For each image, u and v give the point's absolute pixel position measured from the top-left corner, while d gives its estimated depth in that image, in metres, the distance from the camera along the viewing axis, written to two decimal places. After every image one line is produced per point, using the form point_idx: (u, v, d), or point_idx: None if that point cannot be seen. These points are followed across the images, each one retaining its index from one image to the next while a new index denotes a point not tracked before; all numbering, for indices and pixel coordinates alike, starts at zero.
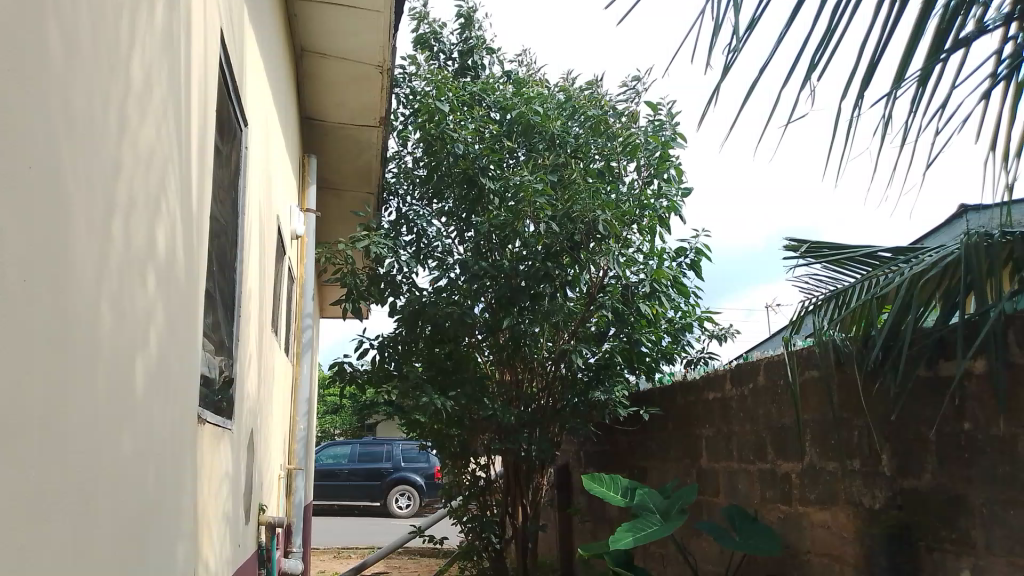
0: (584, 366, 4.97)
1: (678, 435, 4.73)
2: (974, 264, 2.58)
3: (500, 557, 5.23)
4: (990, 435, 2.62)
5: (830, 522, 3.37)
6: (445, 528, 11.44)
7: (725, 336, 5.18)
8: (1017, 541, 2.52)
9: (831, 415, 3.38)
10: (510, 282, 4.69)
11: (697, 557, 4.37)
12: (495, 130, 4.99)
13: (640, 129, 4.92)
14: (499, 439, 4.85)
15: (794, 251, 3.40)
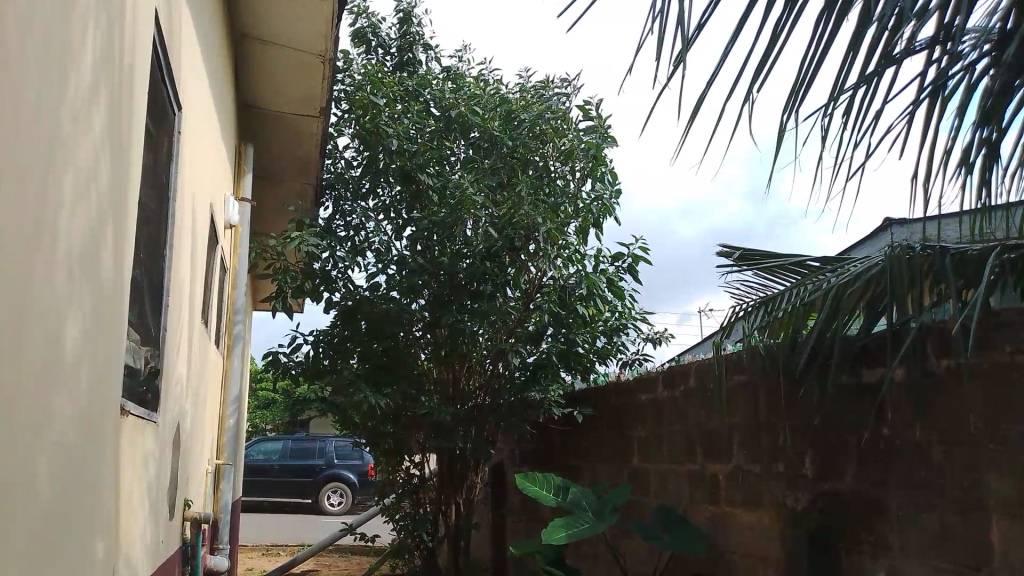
0: (522, 365, 5.03)
1: (611, 434, 4.82)
2: (897, 275, 2.68)
3: (431, 556, 5.23)
4: (908, 441, 2.73)
5: (755, 523, 3.48)
6: (379, 526, 11.35)
7: (660, 339, 5.29)
8: (929, 543, 2.63)
9: (758, 418, 3.50)
10: (451, 280, 4.76)
11: (626, 556, 4.45)
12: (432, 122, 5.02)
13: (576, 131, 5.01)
14: (433, 438, 4.91)
15: (727, 258, 3.48)
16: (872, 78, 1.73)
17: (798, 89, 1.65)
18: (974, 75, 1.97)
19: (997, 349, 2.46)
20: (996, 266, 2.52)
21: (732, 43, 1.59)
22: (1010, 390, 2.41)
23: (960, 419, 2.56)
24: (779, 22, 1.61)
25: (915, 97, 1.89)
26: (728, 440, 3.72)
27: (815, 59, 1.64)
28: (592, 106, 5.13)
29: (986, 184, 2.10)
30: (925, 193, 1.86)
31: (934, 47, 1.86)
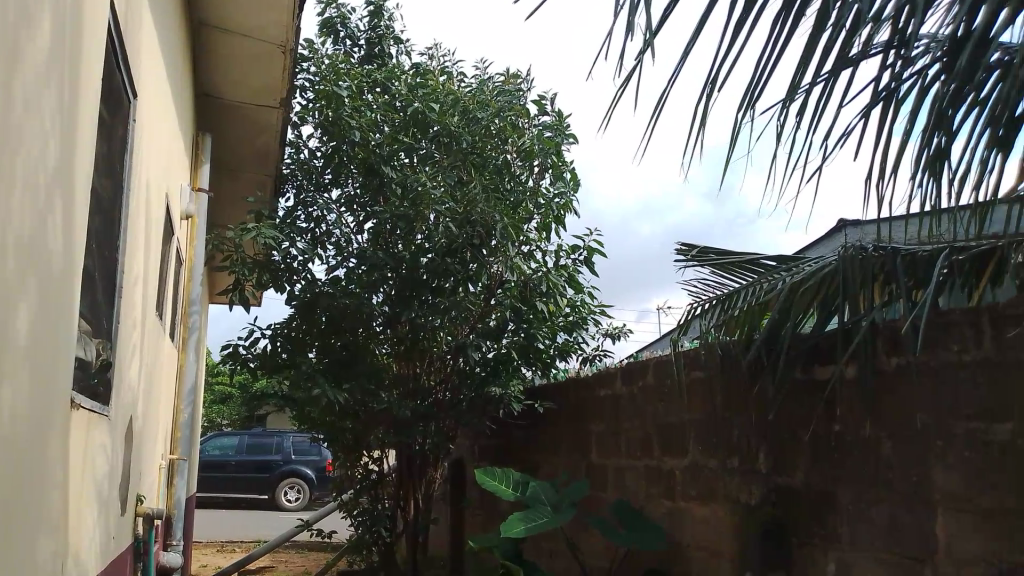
0: (482, 361, 4.97)
1: (570, 429, 4.85)
2: (848, 275, 2.76)
3: (389, 551, 5.22)
4: (858, 436, 2.80)
5: (710, 517, 3.53)
6: (336, 523, 11.29)
7: (619, 335, 5.34)
8: (877, 537, 2.70)
9: (714, 414, 3.56)
10: (412, 275, 4.76)
11: (584, 550, 4.49)
12: (396, 114, 4.95)
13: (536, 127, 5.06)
14: (392, 434, 4.88)
15: (685, 256, 3.53)
16: (826, 79, 1.77)
17: (757, 87, 1.70)
18: (926, 80, 2.01)
19: (945, 347, 2.54)
20: (944, 266, 2.61)
21: (692, 40, 1.64)
22: (956, 388, 2.49)
23: (908, 414, 2.63)
24: (736, 23, 1.67)
25: (870, 99, 1.94)
26: (684, 435, 3.77)
27: (772, 58, 1.69)
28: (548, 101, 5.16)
29: (937, 187, 2.14)
30: (876, 194, 1.90)
31: (889, 51, 1.92)
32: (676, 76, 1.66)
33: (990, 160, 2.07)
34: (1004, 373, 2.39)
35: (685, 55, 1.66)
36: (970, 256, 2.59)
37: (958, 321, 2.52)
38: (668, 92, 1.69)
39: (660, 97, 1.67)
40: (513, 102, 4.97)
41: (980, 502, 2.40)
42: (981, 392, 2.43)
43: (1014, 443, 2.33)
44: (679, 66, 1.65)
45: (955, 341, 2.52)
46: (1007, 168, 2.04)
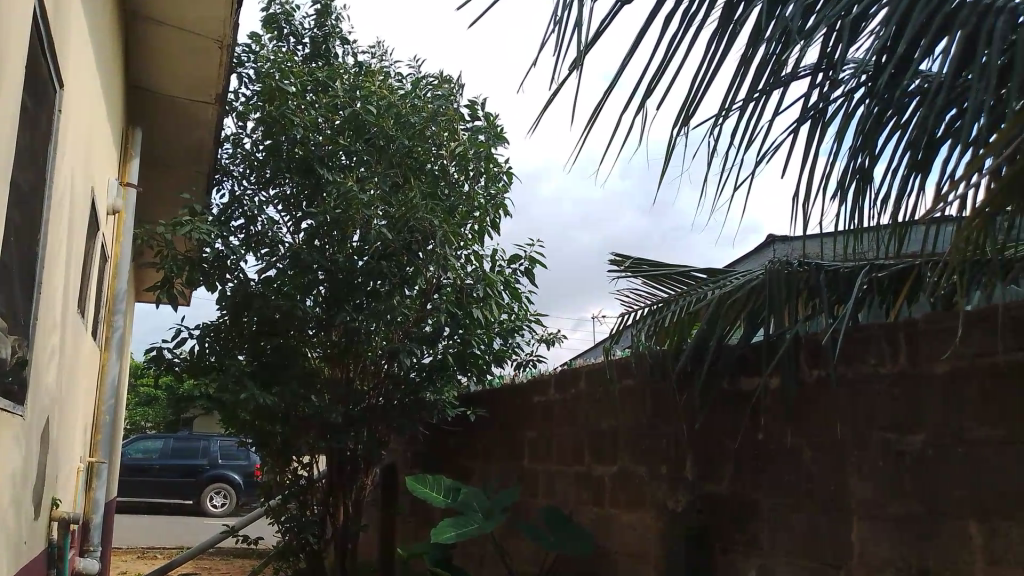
0: (417, 366, 4.98)
1: (503, 435, 4.88)
2: (775, 288, 2.86)
3: (317, 557, 5.16)
4: (781, 445, 2.89)
5: (638, 523, 3.59)
6: (265, 529, 11.06)
7: (553, 340, 5.39)
8: (796, 543, 2.79)
9: (644, 422, 3.62)
10: (346, 279, 4.72)
11: (514, 556, 4.51)
12: (331, 108, 4.86)
13: (465, 130, 5.06)
14: (323, 440, 4.82)
15: (618, 266, 3.59)
16: (756, 99, 1.84)
17: (691, 104, 1.74)
18: (851, 103, 2.10)
19: (863, 361, 2.62)
20: (865, 283, 2.74)
21: (630, 53, 1.68)
22: (873, 400, 2.58)
23: (828, 425, 2.73)
24: (672, 40, 1.72)
25: (798, 118, 2.01)
26: (614, 442, 3.83)
27: (706, 77, 1.75)
28: (479, 105, 5.17)
29: (859, 207, 2.24)
30: (801, 211, 1.98)
31: (816, 73, 2.01)
32: (613, 87, 1.69)
33: (909, 183, 2.17)
34: (916, 385, 2.45)
35: (623, 66, 1.69)
36: (889, 274, 2.71)
37: (876, 336, 2.59)
38: (603, 103, 1.72)
39: (595, 108, 1.70)
40: (447, 106, 4.95)
41: (891, 509, 2.48)
42: (894, 404, 2.51)
43: (924, 453, 2.40)
44: (615, 76, 1.69)
45: (873, 355, 2.59)
46: (924, 192, 2.15)
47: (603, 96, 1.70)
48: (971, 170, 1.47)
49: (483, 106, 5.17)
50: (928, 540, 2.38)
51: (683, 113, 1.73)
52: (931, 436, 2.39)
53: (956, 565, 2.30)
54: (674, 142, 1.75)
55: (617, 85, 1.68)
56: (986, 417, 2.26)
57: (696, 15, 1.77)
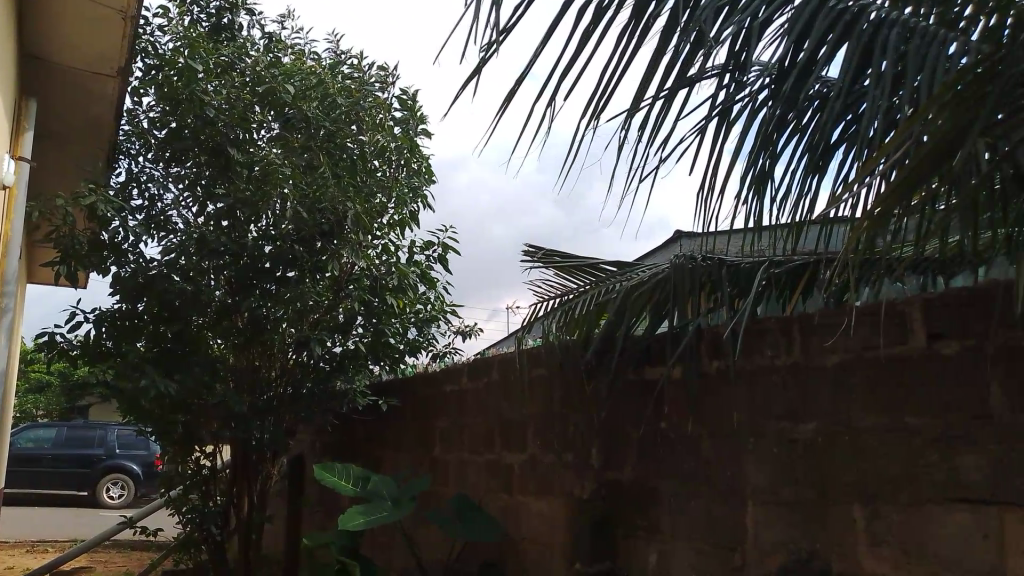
0: (328, 356, 4.92)
1: (414, 425, 4.86)
2: (681, 282, 2.94)
3: (220, 548, 5.05)
4: (682, 433, 2.99)
5: (544, 510, 3.66)
6: (168, 520, 10.76)
7: (469, 333, 5.40)
8: (695, 527, 2.90)
9: (552, 411, 3.68)
10: (253, 264, 4.61)
11: (422, 545, 4.51)
12: (242, 81, 4.69)
13: (392, 119, 5.01)
14: (229, 429, 4.70)
15: (531, 258, 3.63)
16: (666, 96, 1.89)
17: (600, 97, 1.78)
18: (755, 103, 2.18)
19: (760, 352, 2.74)
20: (763, 280, 2.85)
21: (541, 44, 1.70)
22: (769, 389, 2.69)
23: (727, 414, 2.83)
24: (584, 34, 1.75)
25: (705, 118, 2.08)
26: (523, 432, 3.88)
27: (618, 72, 1.78)
28: (409, 96, 5.13)
29: (759, 205, 2.33)
30: (705, 207, 2.05)
31: (723, 74, 2.08)
32: (524, 77, 1.70)
33: (806, 185, 2.28)
34: (809, 377, 2.57)
35: (534, 57, 1.71)
36: (785, 269, 2.84)
37: (772, 329, 2.70)
38: (517, 93, 1.73)
39: (507, 97, 1.71)
40: (376, 94, 4.92)
41: (784, 495, 2.60)
42: (789, 394, 2.62)
43: (815, 442, 2.52)
44: (528, 66, 1.70)
45: (770, 347, 2.71)
46: (820, 193, 2.25)
47: (515, 85, 1.71)
48: (864, 174, 1.55)
49: (412, 96, 5.12)
50: (818, 525, 2.50)
51: (593, 106, 1.76)
52: (821, 425, 2.51)
53: (842, 548, 2.43)
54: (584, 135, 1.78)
55: (529, 75, 1.70)
56: (870, 408, 2.39)
57: (607, 9, 1.80)
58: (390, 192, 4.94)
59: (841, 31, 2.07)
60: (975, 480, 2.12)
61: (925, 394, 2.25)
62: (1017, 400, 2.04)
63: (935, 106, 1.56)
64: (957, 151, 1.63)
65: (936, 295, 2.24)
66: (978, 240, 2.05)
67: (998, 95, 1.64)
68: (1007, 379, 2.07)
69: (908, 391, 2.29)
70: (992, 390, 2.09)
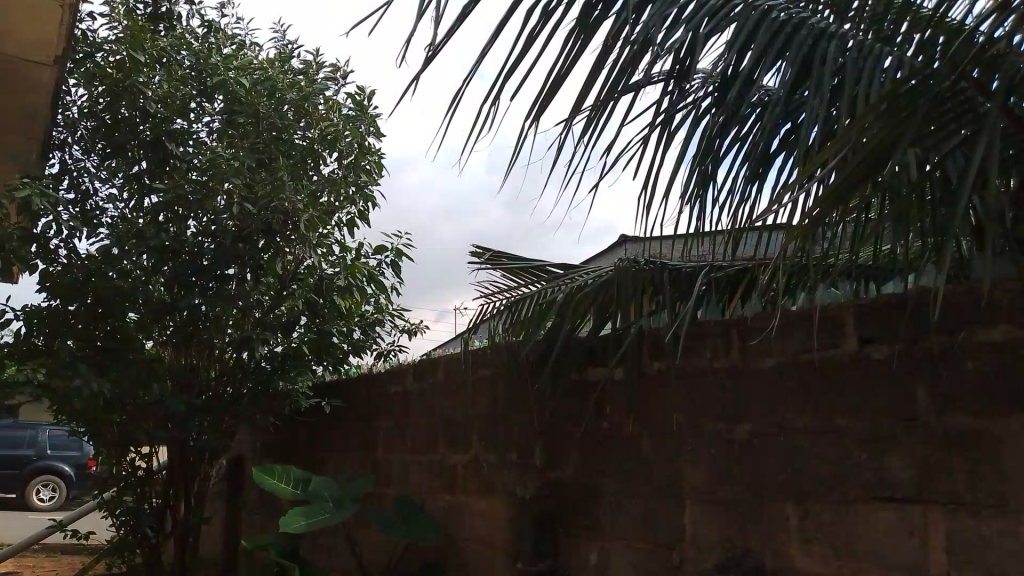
0: (269, 355, 4.86)
1: (357, 425, 4.83)
2: (624, 285, 2.99)
3: (154, 552, 4.91)
4: (623, 434, 3.04)
5: (487, 510, 3.67)
6: (100, 523, 10.49)
7: (415, 332, 5.38)
8: (634, 526, 2.94)
9: (496, 411, 3.70)
10: (193, 261, 4.52)
11: (363, 546, 4.48)
12: (186, 76, 4.58)
13: (343, 116, 4.93)
14: (165, 429, 4.60)
15: (477, 258, 3.64)
16: (610, 100, 1.93)
17: (547, 99, 1.80)
18: (698, 111, 2.23)
19: (699, 354, 2.79)
20: (703, 283, 2.91)
21: (488, 43, 1.72)
22: (707, 391, 2.74)
23: (666, 414, 2.88)
24: (531, 35, 1.77)
25: (648, 124, 2.12)
26: (467, 431, 3.89)
27: (563, 75, 1.81)
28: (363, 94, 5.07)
29: (700, 211, 2.38)
30: (647, 210, 2.09)
31: (668, 81, 2.12)
32: (470, 76, 1.72)
33: (746, 191, 2.33)
34: (746, 379, 2.63)
35: (482, 56, 1.72)
36: (725, 274, 2.90)
37: (710, 332, 2.76)
38: (464, 91, 1.75)
39: (454, 95, 1.73)
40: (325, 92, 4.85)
41: (720, 494, 2.65)
42: (726, 395, 2.68)
43: (750, 442, 2.58)
44: (474, 66, 1.72)
45: (708, 349, 2.76)
46: (759, 200, 2.30)
47: (462, 84, 1.73)
48: (798, 181, 1.60)
49: (364, 95, 5.06)
50: (752, 524, 2.56)
51: (539, 108, 1.78)
52: (757, 425, 2.57)
53: (774, 545, 2.49)
54: (529, 137, 1.81)
55: (477, 75, 1.71)
56: (802, 408, 2.45)
57: (555, 12, 1.83)
58: (339, 190, 4.86)
59: (781, 43, 2.14)
60: (901, 479, 2.20)
61: (856, 396, 2.32)
62: (941, 402, 2.13)
63: (868, 116, 1.61)
64: (887, 161, 1.70)
65: (867, 301, 2.31)
66: (906, 248, 2.13)
67: (926, 110, 1.70)
68: (932, 382, 2.15)
69: (839, 393, 2.36)
70: (918, 393, 2.17)
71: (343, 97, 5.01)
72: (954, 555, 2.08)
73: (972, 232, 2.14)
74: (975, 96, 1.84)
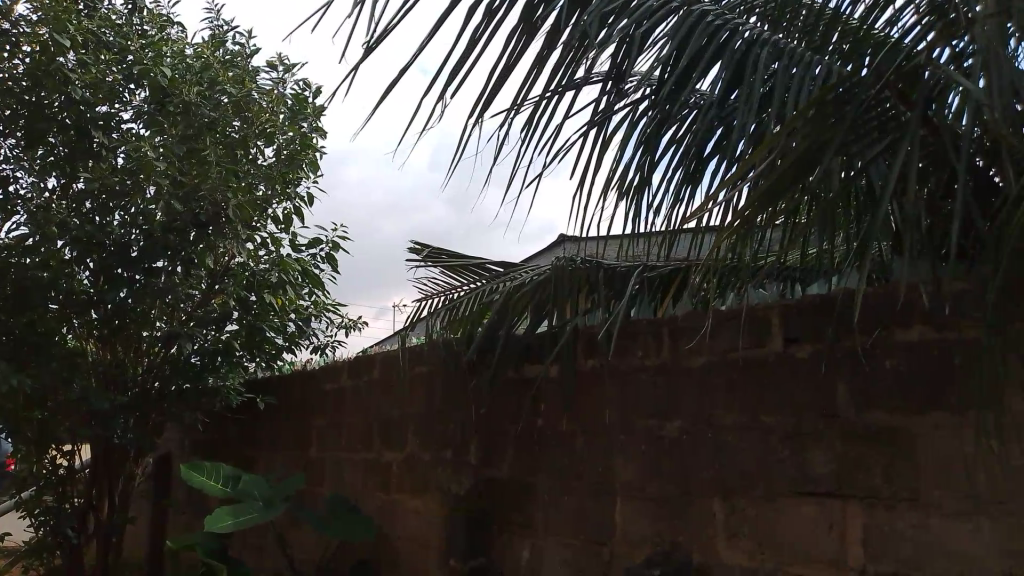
0: (198, 351, 4.69)
1: (290, 422, 4.76)
2: (560, 283, 3.03)
3: (75, 555, 4.76)
4: (557, 431, 3.06)
5: (420, 508, 3.66)
6: (18, 522, 10.15)
7: (352, 326, 5.33)
8: (567, 522, 2.97)
9: (432, 409, 3.69)
10: (120, 253, 4.36)
11: (294, 545, 4.42)
12: (112, 57, 4.44)
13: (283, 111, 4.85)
14: (89, 426, 4.45)
15: (417, 255, 3.64)
16: (548, 97, 1.95)
17: (489, 94, 1.80)
18: (636, 111, 2.26)
19: (631, 353, 2.84)
20: (637, 282, 2.99)
21: (429, 39, 1.71)
22: (639, 388, 2.79)
23: (599, 411, 2.92)
24: (473, 30, 1.78)
25: (588, 123, 2.14)
26: (402, 429, 3.87)
27: (506, 70, 1.82)
28: (304, 88, 4.97)
29: (637, 211, 2.41)
30: (586, 207, 2.11)
31: (607, 81, 2.15)
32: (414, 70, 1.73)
33: (681, 192, 2.37)
34: (675, 376, 2.68)
35: (423, 51, 1.71)
36: (657, 274, 2.97)
37: (643, 330, 2.80)
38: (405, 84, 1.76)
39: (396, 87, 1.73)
40: (264, 88, 4.78)
41: (651, 490, 2.70)
42: (656, 393, 2.73)
43: (679, 439, 2.64)
44: (418, 59, 1.72)
45: (640, 348, 2.81)
46: (692, 202, 2.34)
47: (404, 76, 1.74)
48: (728, 184, 1.63)
49: (303, 88, 4.96)
50: (680, 518, 2.62)
51: (481, 102, 1.79)
52: (686, 422, 2.63)
53: (701, 540, 2.55)
54: (471, 132, 1.82)
55: (418, 69, 1.72)
56: (730, 407, 2.51)
57: (496, 9, 1.83)
58: (275, 184, 4.77)
59: (716, 46, 2.18)
60: (822, 474, 2.27)
61: (781, 395, 2.39)
62: (861, 399, 2.20)
63: (798, 122, 1.65)
64: (814, 165, 1.75)
65: (792, 302, 2.39)
66: (830, 251, 2.20)
67: (851, 117, 1.75)
68: (853, 380, 2.23)
69: (764, 392, 2.43)
70: (839, 391, 2.25)
71: (285, 91, 4.91)
72: (870, 548, 2.16)
73: (893, 237, 2.22)
74: (897, 106, 1.90)
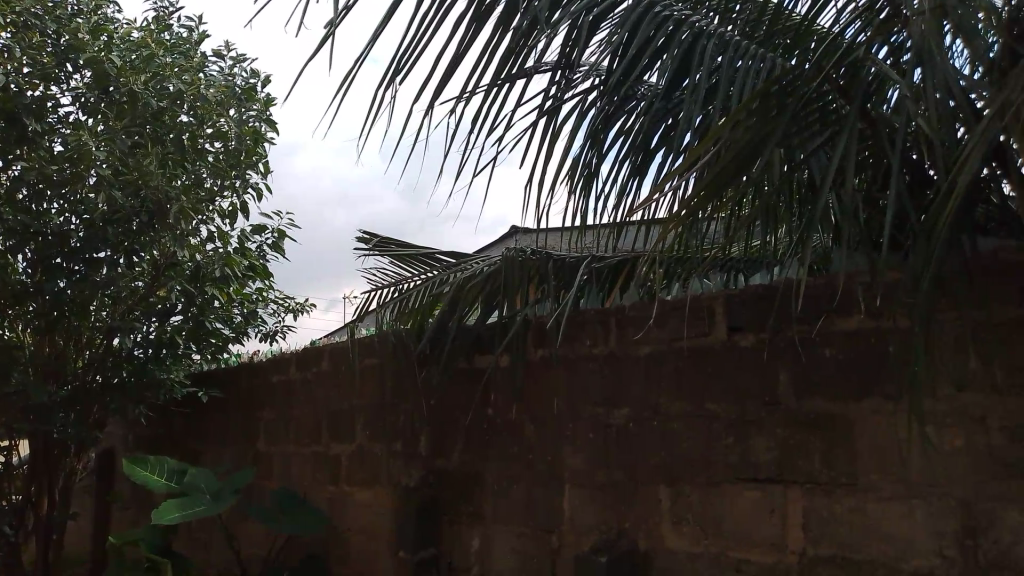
0: (141, 343, 4.62)
1: (237, 415, 4.69)
2: (510, 274, 3.03)
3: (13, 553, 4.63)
4: (507, 420, 3.08)
5: (370, 500, 3.65)
6: None
7: (300, 311, 5.26)
8: (517, 511, 3.00)
9: (382, 401, 3.67)
10: (52, 244, 4.23)
11: (242, 539, 4.37)
12: (41, 42, 4.20)
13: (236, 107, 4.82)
14: (28, 422, 4.32)
15: (366, 245, 3.60)
16: (498, 86, 1.95)
17: (440, 82, 1.80)
18: (585, 102, 2.28)
19: (580, 342, 2.86)
20: (586, 273, 3.01)
21: (381, 28, 1.70)
22: (588, 378, 2.82)
23: (548, 401, 2.94)
24: (425, 18, 1.78)
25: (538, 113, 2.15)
26: (352, 421, 3.85)
27: (457, 58, 1.82)
28: (253, 78, 4.89)
29: (587, 201, 2.43)
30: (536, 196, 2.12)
31: (557, 70, 2.15)
32: (365, 58, 1.72)
33: (628, 184, 2.40)
34: (623, 365, 2.72)
35: (375, 39, 1.70)
36: (607, 264, 3.00)
37: (591, 319, 2.83)
38: (357, 73, 1.74)
39: (348, 75, 1.72)
40: (215, 80, 4.70)
41: (599, 478, 2.74)
42: (605, 381, 2.76)
43: (627, 427, 2.68)
44: (369, 47, 1.71)
45: (588, 338, 2.84)
46: (640, 193, 2.37)
47: (357, 65, 1.73)
48: (675, 175, 1.66)
49: (252, 77, 4.89)
50: (627, 506, 2.66)
51: (433, 90, 1.79)
52: (633, 411, 2.67)
53: (648, 526, 2.59)
54: (422, 120, 1.82)
55: (368, 56, 1.71)
56: (677, 395, 2.55)
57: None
58: (224, 176, 4.73)
59: (664, 37, 2.21)
60: (763, 460, 2.33)
61: (725, 382, 2.44)
62: (802, 386, 2.26)
63: (743, 113, 1.68)
64: (757, 157, 1.78)
65: (736, 291, 2.43)
66: (773, 242, 2.25)
67: (793, 110, 1.79)
68: (793, 368, 2.29)
69: (709, 379, 2.48)
70: (781, 377, 2.31)
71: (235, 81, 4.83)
72: (810, 531, 2.23)
73: (833, 228, 2.28)
74: (838, 100, 1.97)
